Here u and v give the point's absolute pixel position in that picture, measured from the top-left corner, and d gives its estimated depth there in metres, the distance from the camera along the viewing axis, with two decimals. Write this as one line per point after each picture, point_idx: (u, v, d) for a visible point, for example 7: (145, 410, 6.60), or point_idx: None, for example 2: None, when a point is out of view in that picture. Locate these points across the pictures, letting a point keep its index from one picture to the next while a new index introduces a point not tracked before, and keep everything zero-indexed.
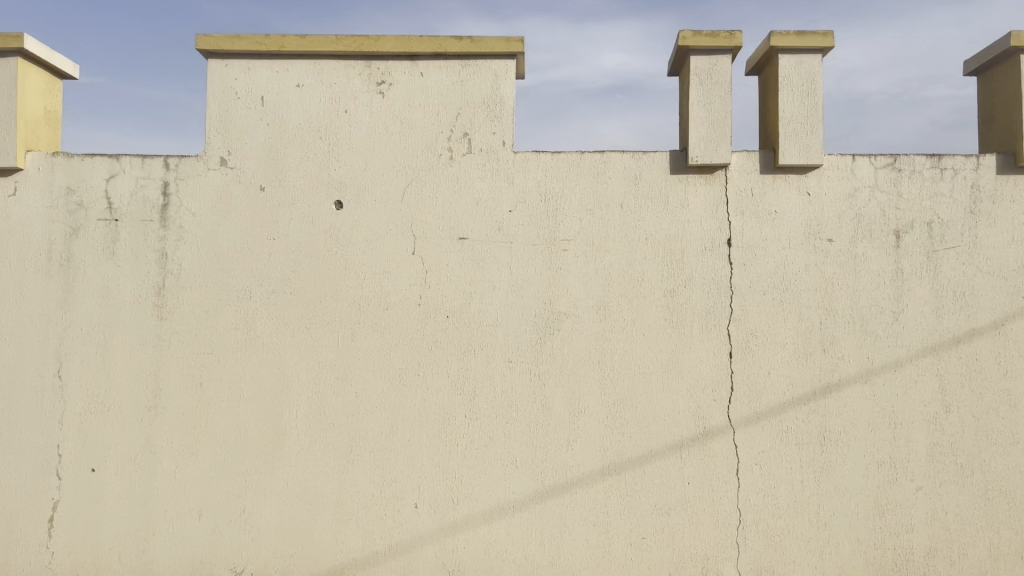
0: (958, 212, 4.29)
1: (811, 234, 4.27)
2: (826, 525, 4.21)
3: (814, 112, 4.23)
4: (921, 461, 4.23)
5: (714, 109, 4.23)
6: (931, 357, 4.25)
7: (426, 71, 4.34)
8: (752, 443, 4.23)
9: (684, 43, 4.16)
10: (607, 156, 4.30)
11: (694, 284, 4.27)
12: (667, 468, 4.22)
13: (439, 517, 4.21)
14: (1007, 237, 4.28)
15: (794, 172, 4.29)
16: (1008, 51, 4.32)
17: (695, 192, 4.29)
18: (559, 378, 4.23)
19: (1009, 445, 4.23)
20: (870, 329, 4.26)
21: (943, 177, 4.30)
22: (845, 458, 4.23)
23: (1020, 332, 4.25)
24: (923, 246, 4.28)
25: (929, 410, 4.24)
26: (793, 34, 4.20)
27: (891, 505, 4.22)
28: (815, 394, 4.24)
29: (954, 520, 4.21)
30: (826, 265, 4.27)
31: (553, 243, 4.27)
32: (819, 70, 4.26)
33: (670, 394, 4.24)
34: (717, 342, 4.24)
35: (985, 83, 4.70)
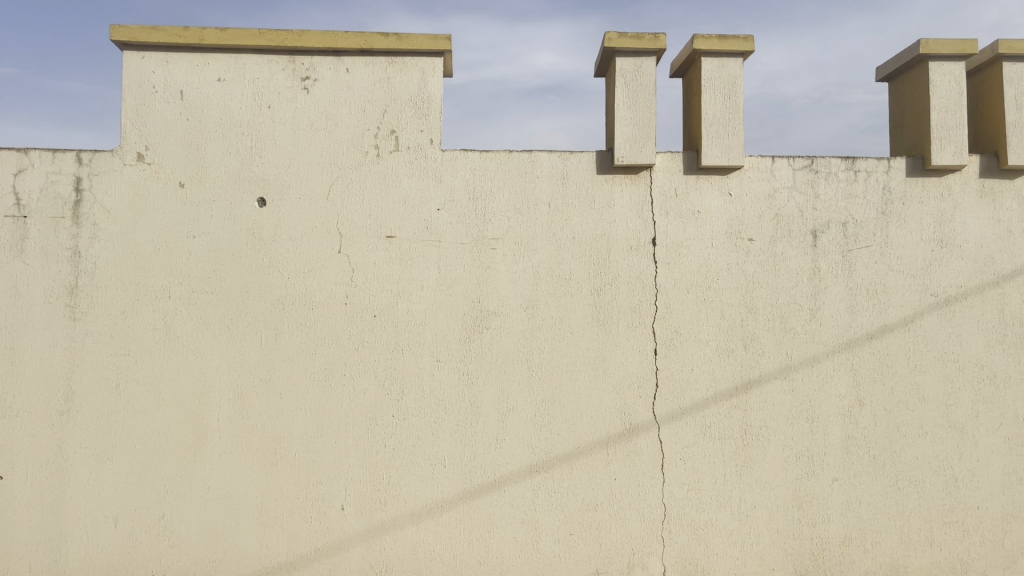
0: (871, 213, 4.45)
1: (732, 234, 4.38)
2: (747, 518, 4.32)
3: (735, 114, 4.34)
4: (836, 453, 4.38)
5: (638, 110, 4.29)
6: (846, 352, 4.40)
7: (352, 67, 4.29)
8: (677, 439, 4.31)
9: (609, 45, 4.23)
10: (534, 155, 4.32)
11: (620, 283, 4.32)
12: (594, 465, 4.27)
13: (366, 518, 4.17)
14: (915, 237, 4.47)
15: (717, 173, 4.39)
16: (917, 59, 4.51)
17: (621, 191, 4.35)
18: (487, 377, 4.23)
19: (918, 437, 4.41)
20: (788, 326, 4.39)
21: (857, 179, 4.46)
22: (765, 451, 4.35)
23: (928, 328, 4.44)
24: (838, 245, 4.43)
25: (844, 404, 4.39)
26: (714, 38, 4.31)
27: (808, 496, 4.35)
28: (736, 389, 4.34)
29: (867, 510, 4.37)
30: (747, 264, 4.38)
31: (482, 242, 4.27)
32: (740, 73, 4.38)
33: (597, 392, 4.29)
34: (642, 340, 4.31)
35: (896, 88, 4.89)
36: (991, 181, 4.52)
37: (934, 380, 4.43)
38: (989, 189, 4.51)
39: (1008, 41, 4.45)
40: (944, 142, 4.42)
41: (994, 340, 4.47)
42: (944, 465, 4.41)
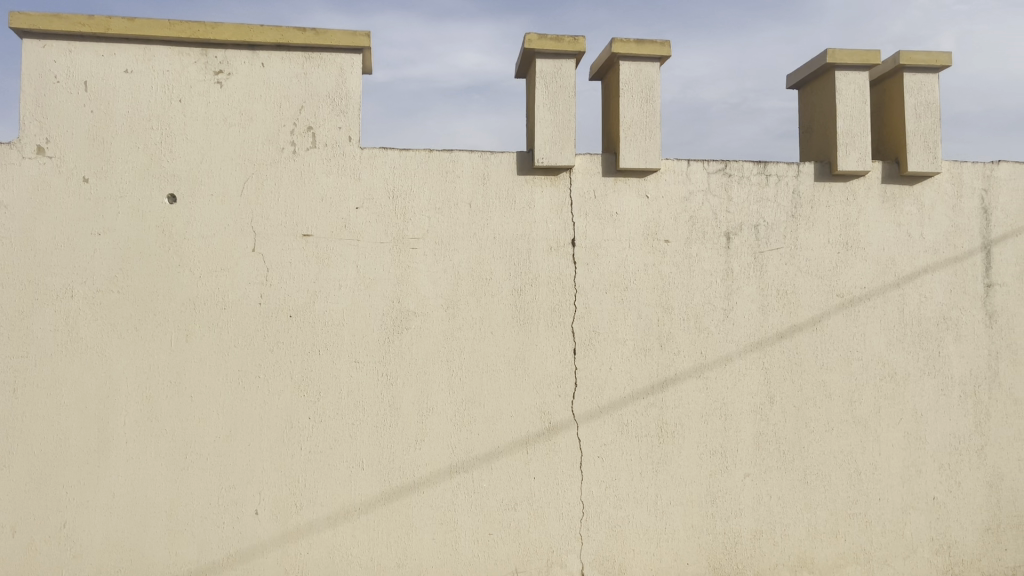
0: (781, 216, 4.60)
1: (649, 235, 4.46)
2: (663, 514, 4.40)
3: (652, 118, 4.42)
4: (748, 449, 4.50)
5: (557, 112, 4.33)
6: (757, 352, 4.54)
7: (268, 61, 4.19)
8: (595, 437, 4.36)
9: (530, 46, 4.26)
10: (454, 155, 4.30)
11: (540, 283, 4.35)
12: (513, 464, 4.28)
13: (281, 523, 4.08)
14: (823, 240, 4.63)
15: (635, 175, 4.46)
16: (825, 68, 4.68)
17: (541, 192, 4.37)
18: (406, 377, 4.20)
19: (825, 432, 4.58)
20: (703, 325, 4.49)
21: (768, 183, 4.60)
22: (680, 449, 4.44)
23: (834, 327, 4.62)
24: (750, 247, 4.56)
25: (756, 401, 4.52)
26: (632, 43, 4.38)
27: (721, 492, 4.47)
28: (653, 388, 4.42)
29: (777, 504, 4.51)
30: (663, 265, 4.47)
31: (401, 241, 4.24)
32: (657, 77, 4.46)
33: (516, 392, 4.30)
34: (562, 339, 4.35)
35: (805, 95, 5.06)
36: (893, 187, 4.72)
37: (840, 377, 4.61)
38: (891, 194, 4.72)
39: (908, 53, 4.66)
40: (850, 148, 4.59)
41: (895, 339, 4.68)
42: (849, 459, 4.59)
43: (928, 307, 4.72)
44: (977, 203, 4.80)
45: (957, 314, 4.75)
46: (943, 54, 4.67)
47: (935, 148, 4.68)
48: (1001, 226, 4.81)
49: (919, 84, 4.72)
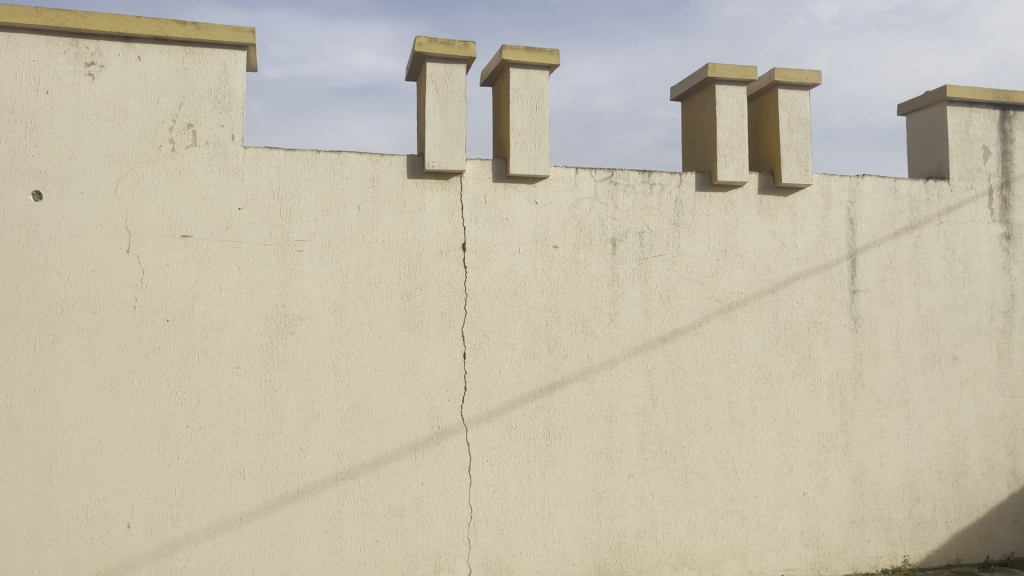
0: (664, 223, 4.75)
1: (539, 241, 4.52)
2: (550, 516, 4.46)
3: (541, 125, 4.49)
4: (632, 449, 4.62)
5: (448, 116, 4.33)
6: (642, 355, 4.66)
7: (145, 54, 4.02)
8: (483, 440, 4.38)
9: (419, 49, 4.26)
10: (343, 157, 4.24)
11: (430, 287, 4.34)
12: (401, 470, 4.24)
13: (155, 536, 3.91)
14: (704, 247, 4.81)
15: (524, 181, 4.51)
16: (706, 81, 4.87)
17: (431, 196, 4.36)
18: (291, 383, 4.11)
19: (705, 432, 4.75)
20: (590, 330, 4.59)
21: (652, 191, 4.74)
22: (567, 451, 4.51)
23: (714, 331, 4.80)
24: (635, 254, 4.69)
25: (639, 403, 4.65)
26: (522, 51, 4.44)
27: (606, 493, 4.56)
28: (541, 391, 4.48)
29: (659, 502, 4.65)
30: (552, 270, 4.53)
31: (286, 243, 4.14)
32: (546, 85, 4.53)
33: (405, 397, 4.27)
34: (451, 343, 4.35)
35: (688, 108, 5.24)
36: (768, 198, 4.95)
37: (718, 379, 4.79)
38: (767, 204, 4.95)
39: (782, 70, 4.91)
40: (728, 160, 4.80)
41: (770, 342, 4.90)
42: (726, 458, 4.78)
43: (799, 312, 4.97)
44: (844, 214, 5.09)
45: (826, 318, 5.02)
46: (814, 72, 4.94)
47: (807, 161, 4.94)
48: (865, 236, 5.12)
49: (792, 100, 4.98)
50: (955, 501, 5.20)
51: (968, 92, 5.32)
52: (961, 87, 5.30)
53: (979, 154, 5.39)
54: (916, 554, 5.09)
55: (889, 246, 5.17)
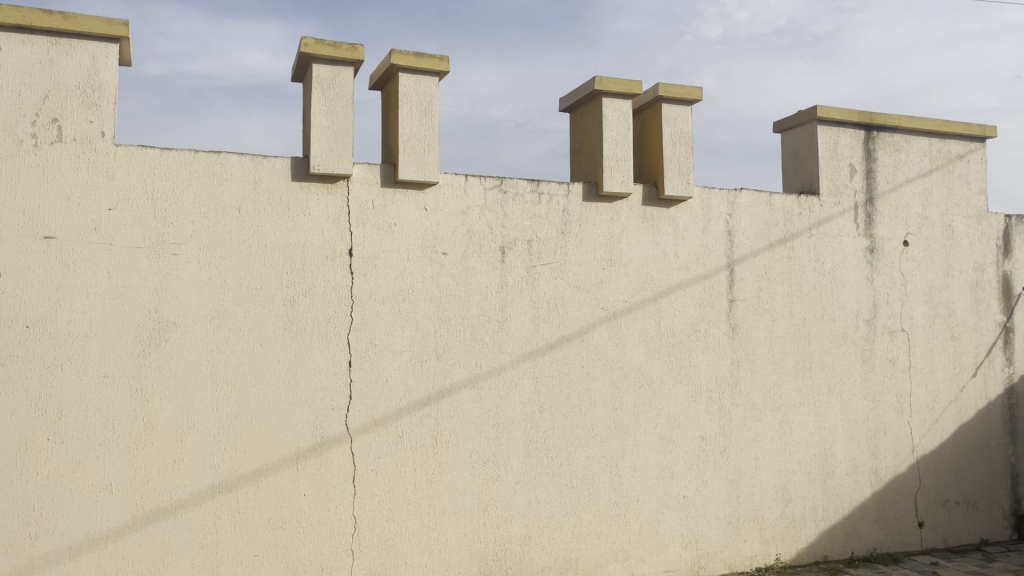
0: (552, 232, 4.80)
1: (427, 247, 4.49)
2: (436, 524, 4.42)
3: (430, 131, 4.46)
4: (519, 456, 4.65)
5: (335, 119, 4.24)
6: (529, 362, 4.70)
7: (5, 43, 3.77)
8: (368, 450, 4.30)
9: (305, 50, 4.16)
10: (223, 158, 4.10)
11: (314, 293, 4.24)
12: (282, 481, 4.12)
13: (11, 557, 3.65)
14: (590, 256, 4.90)
15: (413, 187, 4.48)
16: (593, 94, 4.97)
17: (317, 200, 4.26)
18: (165, 393, 3.92)
19: (590, 438, 4.83)
20: (478, 337, 4.59)
21: (541, 200, 4.79)
22: (453, 458, 4.49)
23: (599, 339, 4.89)
24: (524, 262, 4.72)
25: (526, 410, 4.68)
26: (411, 56, 4.41)
27: (492, 500, 4.57)
28: (428, 399, 4.45)
29: (545, 509, 4.69)
30: (440, 277, 4.51)
31: (160, 246, 3.96)
32: (436, 91, 4.51)
33: (286, 406, 4.15)
34: (336, 351, 4.26)
35: (575, 119, 5.33)
36: (652, 209, 5.09)
37: (603, 386, 4.88)
38: (651, 215, 5.08)
39: (666, 86, 5.06)
40: (614, 171, 4.91)
41: (652, 350, 5.03)
42: (610, 463, 4.87)
43: (681, 319, 5.13)
44: (723, 226, 5.28)
45: (705, 326, 5.19)
46: (696, 89, 5.12)
47: (688, 174, 5.11)
48: (742, 247, 5.34)
49: (675, 115, 5.14)
50: (824, 500, 5.47)
51: (837, 112, 5.62)
52: (830, 108, 5.59)
53: (847, 171, 5.70)
54: (787, 552, 5.32)
55: (764, 257, 5.40)
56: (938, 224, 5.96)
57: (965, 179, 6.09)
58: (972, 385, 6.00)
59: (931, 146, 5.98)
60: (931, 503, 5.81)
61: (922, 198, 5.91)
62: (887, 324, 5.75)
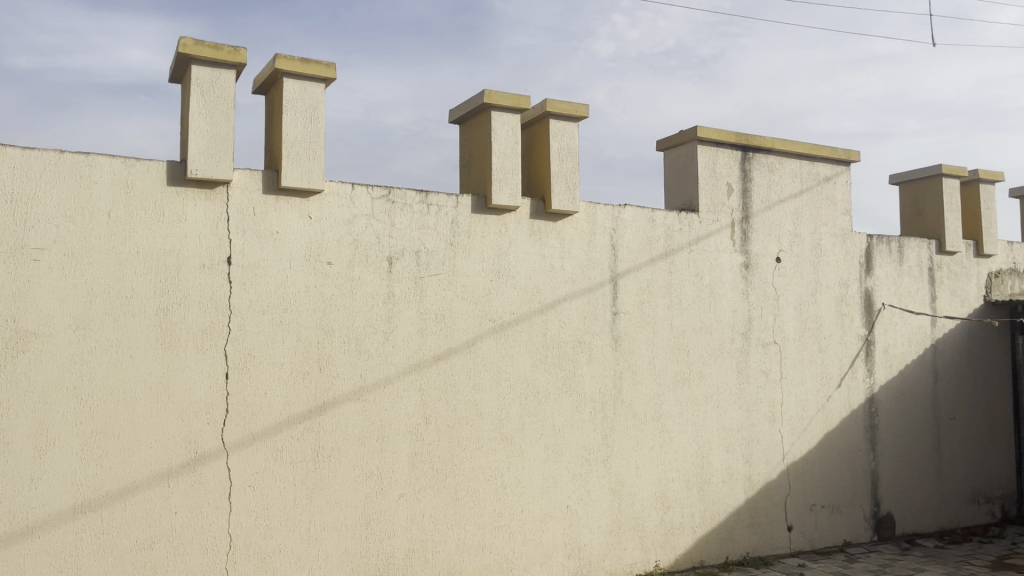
0: (440, 243, 4.79)
1: (311, 256, 4.40)
2: (316, 540, 4.32)
3: (316, 139, 4.38)
4: (403, 469, 4.60)
5: (215, 123, 4.10)
6: (415, 374, 4.67)
7: None
8: (246, 465, 4.17)
9: (183, 51, 4.00)
10: (92, 159, 3.90)
11: (190, 303, 4.08)
12: (151, 499, 3.93)
13: None
14: (478, 268, 4.91)
15: (297, 195, 4.38)
16: (482, 107, 5.00)
17: (194, 206, 4.11)
18: (22, 408, 3.68)
19: (475, 450, 4.83)
20: (363, 348, 4.52)
21: (429, 211, 4.77)
22: (335, 473, 4.40)
23: (486, 350, 4.91)
24: (411, 273, 4.69)
25: (411, 422, 4.64)
26: (297, 61, 4.32)
27: (375, 514, 4.50)
28: (310, 412, 4.35)
29: (429, 522, 4.65)
30: (324, 287, 4.43)
31: (20, 252, 3.72)
32: (321, 98, 4.43)
33: (158, 420, 3.97)
34: (212, 363, 4.11)
35: (464, 131, 5.34)
36: (539, 222, 5.16)
37: (489, 397, 4.90)
38: (538, 228, 5.15)
39: (554, 102, 5.15)
40: (502, 184, 4.95)
41: (538, 361, 5.09)
42: (495, 474, 4.89)
43: (566, 331, 5.21)
44: (608, 240, 5.41)
45: (590, 338, 5.29)
46: (582, 106, 5.23)
47: (574, 189, 5.21)
48: (626, 261, 5.48)
49: (562, 131, 5.23)
50: (700, 507, 5.66)
51: (716, 133, 5.85)
52: (709, 129, 5.81)
53: (724, 190, 5.94)
54: (666, 558, 5.47)
55: (647, 271, 5.56)
56: (807, 242, 6.28)
57: (832, 200, 6.46)
58: (837, 395, 6.35)
59: (802, 168, 6.31)
60: (799, 507, 6.10)
61: (793, 217, 6.23)
62: (761, 337, 6.01)
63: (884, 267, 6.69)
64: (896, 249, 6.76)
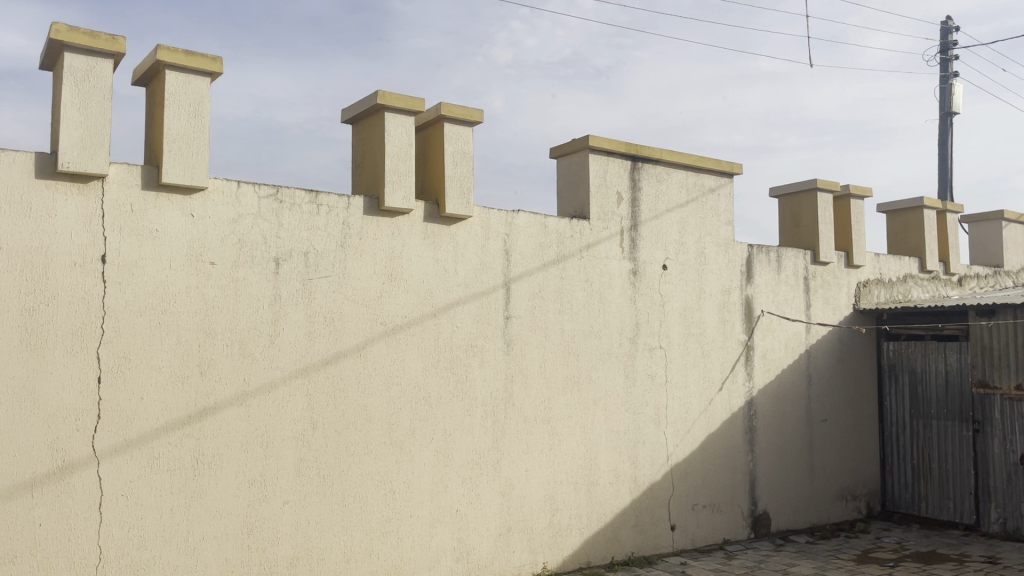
0: (330, 245, 4.71)
1: (193, 256, 4.24)
2: (194, 551, 4.15)
3: (200, 135, 4.22)
4: (288, 476, 4.48)
5: (90, 115, 3.89)
6: (302, 378, 4.56)
7: None
8: (119, 473, 3.97)
9: (55, 37, 3.78)
10: None
11: (60, 303, 3.86)
12: (13, 511, 3.68)
13: None
14: (369, 270, 4.85)
15: (179, 192, 4.21)
16: (376, 107, 4.94)
17: (65, 201, 3.89)
18: None
19: (364, 455, 4.76)
20: (247, 351, 4.39)
21: (319, 212, 4.68)
22: (216, 480, 4.25)
23: (377, 354, 4.85)
24: (299, 274, 4.59)
25: (297, 428, 4.53)
26: (181, 53, 4.15)
27: (258, 522, 4.37)
28: (190, 418, 4.19)
29: (315, 529, 4.55)
30: (206, 288, 4.27)
31: None
32: (207, 93, 4.27)
33: (21, 427, 3.73)
34: (83, 367, 3.90)
35: (357, 132, 5.26)
36: (432, 226, 5.14)
37: (379, 402, 4.84)
38: (431, 232, 5.13)
39: (448, 105, 5.14)
40: (395, 187, 4.91)
41: (430, 365, 5.07)
42: (384, 480, 4.83)
43: (458, 335, 5.20)
44: (501, 244, 5.44)
45: (482, 342, 5.31)
46: (476, 111, 5.25)
47: (468, 193, 5.22)
48: (519, 266, 5.52)
49: (456, 135, 5.23)
50: (588, 508, 5.76)
51: (607, 143, 5.97)
52: (601, 138, 5.93)
53: (615, 198, 6.08)
54: (553, 560, 5.54)
55: (539, 276, 5.63)
56: (692, 250, 6.50)
57: (716, 211, 6.70)
58: (718, 399, 6.59)
59: (689, 179, 6.53)
60: (682, 507, 6.30)
61: (679, 226, 6.43)
62: (647, 341, 6.18)
63: (763, 276, 6.99)
64: (775, 258, 7.08)
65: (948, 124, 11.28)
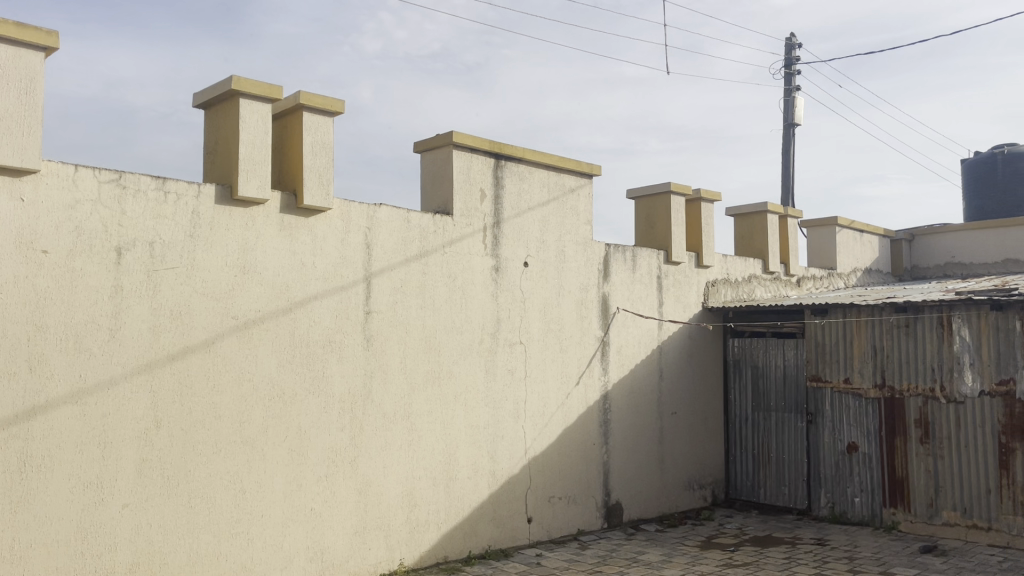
0: (178, 234, 4.49)
1: (23, 243, 3.94)
2: (20, 559, 3.85)
3: (32, 114, 3.91)
4: (128, 478, 4.25)
5: None
6: (145, 375, 4.34)
7: None
8: None
9: None
10: None
11: None
12: None
13: None
14: (220, 262, 4.66)
15: (6, 174, 3.89)
16: (230, 93, 4.74)
17: None
18: None
19: (212, 454, 4.58)
20: (83, 347, 4.13)
21: (166, 200, 4.46)
22: (46, 484, 3.96)
23: (227, 350, 4.67)
24: (143, 265, 4.35)
25: (139, 427, 4.31)
26: (12, 24, 3.83)
27: (94, 527, 4.11)
28: (16, 418, 3.89)
29: (157, 533, 4.33)
30: (38, 278, 3.98)
31: None
32: (41, 69, 3.97)
33: None
34: None
35: (210, 117, 5.04)
36: (289, 218, 5.00)
37: (230, 399, 4.67)
38: (288, 223, 4.99)
39: (308, 95, 5.01)
40: (249, 176, 4.74)
41: (284, 361, 4.93)
42: (233, 480, 4.66)
43: (315, 330, 5.09)
44: (362, 238, 5.36)
45: (340, 338, 5.22)
46: (338, 101, 5.13)
47: (327, 185, 5.10)
48: (379, 261, 5.46)
49: (316, 125, 5.10)
50: (446, 504, 5.77)
51: (470, 140, 5.99)
52: (464, 135, 5.95)
53: (477, 195, 6.11)
54: (410, 556, 5.52)
55: (400, 271, 5.58)
56: (552, 248, 6.63)
57: (576, 211, 6.86)
58: (575, 393, 6.76)
59: (551, 178, 6.65)
60: (538, 500, 6.42)
61: (540, 224, 6.55)
62: (508, 337, 6.26)
63: (619, 274, 7.23)
64: (630, 258, 7.33)
65: (791, 134, 12.03)
